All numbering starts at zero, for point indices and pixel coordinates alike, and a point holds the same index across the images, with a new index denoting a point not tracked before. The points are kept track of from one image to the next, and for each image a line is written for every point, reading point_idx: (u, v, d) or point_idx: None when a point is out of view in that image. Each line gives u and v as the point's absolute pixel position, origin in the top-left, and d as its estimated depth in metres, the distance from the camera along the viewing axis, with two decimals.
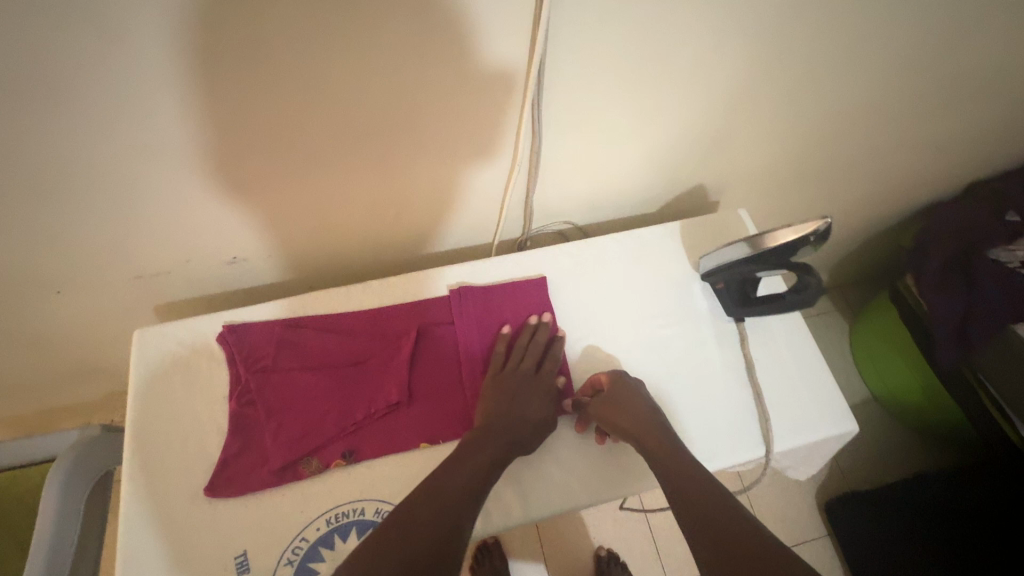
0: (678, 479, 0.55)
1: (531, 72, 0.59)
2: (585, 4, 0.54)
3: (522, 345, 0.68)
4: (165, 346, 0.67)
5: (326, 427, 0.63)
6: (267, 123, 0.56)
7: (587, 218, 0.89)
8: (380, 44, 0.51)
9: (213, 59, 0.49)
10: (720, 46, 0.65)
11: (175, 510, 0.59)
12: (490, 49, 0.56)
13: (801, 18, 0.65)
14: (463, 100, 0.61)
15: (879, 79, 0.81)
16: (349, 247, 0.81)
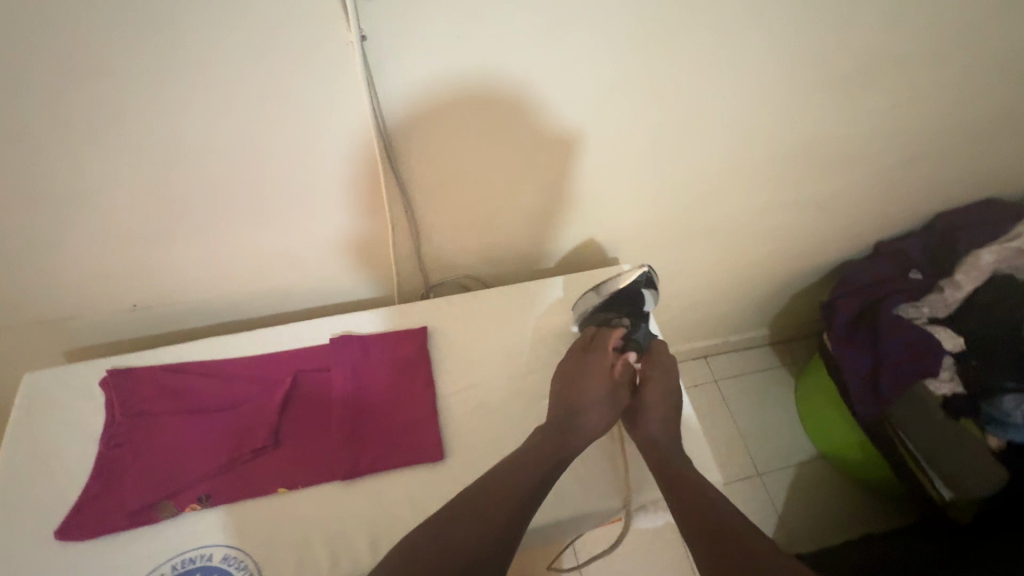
0: (687, 496, 0.59)
1: (375, 132, 0.65)
2: (418, 79, 0.61)
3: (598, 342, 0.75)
4: (47, 387, 0.70)
5: (187, 471, 0.64)
6: (139, 173, 0.63)
7: (489, 271, 0.94)
8: (229, 104, 0.58)
9: (76, 119, 0.56)
10: (567, 113, 0.72)
11: (25, 550, 0.60)
12: (338, 114, 0.62)
13: (641, 92, 0.72)
14: (325, 158, 0.67)
15: (744, 144, 0.87)
16: (252, 298, 0.85)
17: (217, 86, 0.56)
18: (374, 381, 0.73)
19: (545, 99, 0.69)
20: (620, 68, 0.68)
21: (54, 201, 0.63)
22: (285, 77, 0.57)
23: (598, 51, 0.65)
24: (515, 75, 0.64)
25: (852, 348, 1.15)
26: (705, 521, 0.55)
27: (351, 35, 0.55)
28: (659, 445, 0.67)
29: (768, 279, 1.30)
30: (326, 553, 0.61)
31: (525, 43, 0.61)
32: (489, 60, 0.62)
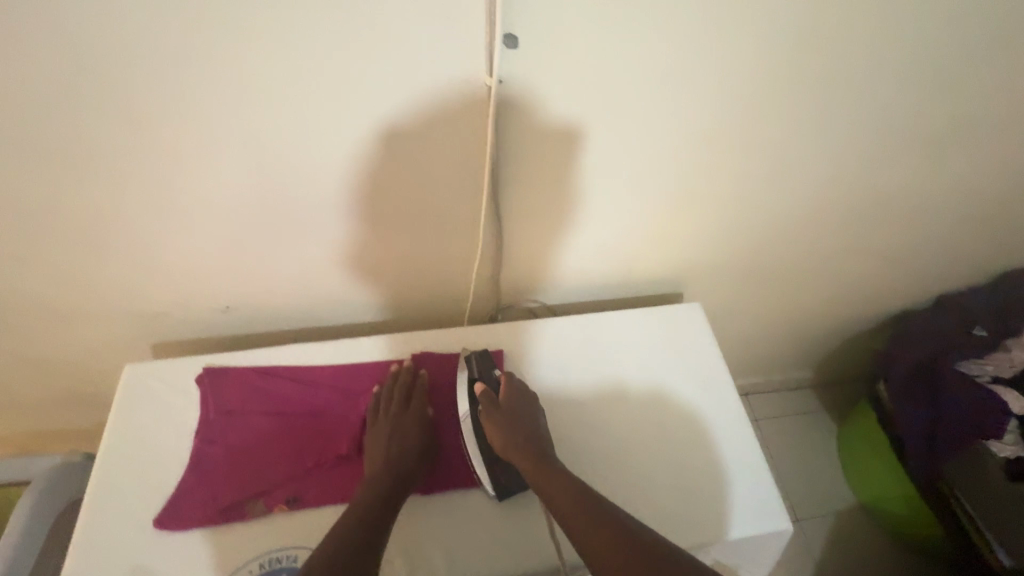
0: (577, 521, 0.59)
1: (487, 145, 0.68)
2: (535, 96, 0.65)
3: (404, 393, 0.73)
4: (147, 377, 0.74)
5: (276, 473, 0.67)
6: (262, 177, 0.68)
7: (557, 298, 0.97)
8: (350, 116, 0.63)
9: (223, 124, 0.61)
10: (658, 153, 0.76)
11: (123, 531, 0.63)
12: (452, 134, 0.67)
13: (730, 129, 0.76)
14: (432, 182, 0.72)
15: (817, 187, 0.90)
16: (333, 307, 0.89)
17: (358, 113, 0.63)
18: (452, 401, 0.76)
19: (640, 140, 0.74)
20: (715, 111, 0.73)
21: (186, 201, 0.69)
22: (420, 108, 0.64)
23: (698, 95, 0.70)
24: (619, 116, 0.70)
25: (910, 404, 1.13)
26: (597, 541, 0.57)
27: (488, 79, 0.61)
28: (557, 479, 0.63)
29: (820, 325, 1.30)
30: (402, 564, 0.63)
31: (635, 88, 0.67)
32: (600, 102, 0.67)
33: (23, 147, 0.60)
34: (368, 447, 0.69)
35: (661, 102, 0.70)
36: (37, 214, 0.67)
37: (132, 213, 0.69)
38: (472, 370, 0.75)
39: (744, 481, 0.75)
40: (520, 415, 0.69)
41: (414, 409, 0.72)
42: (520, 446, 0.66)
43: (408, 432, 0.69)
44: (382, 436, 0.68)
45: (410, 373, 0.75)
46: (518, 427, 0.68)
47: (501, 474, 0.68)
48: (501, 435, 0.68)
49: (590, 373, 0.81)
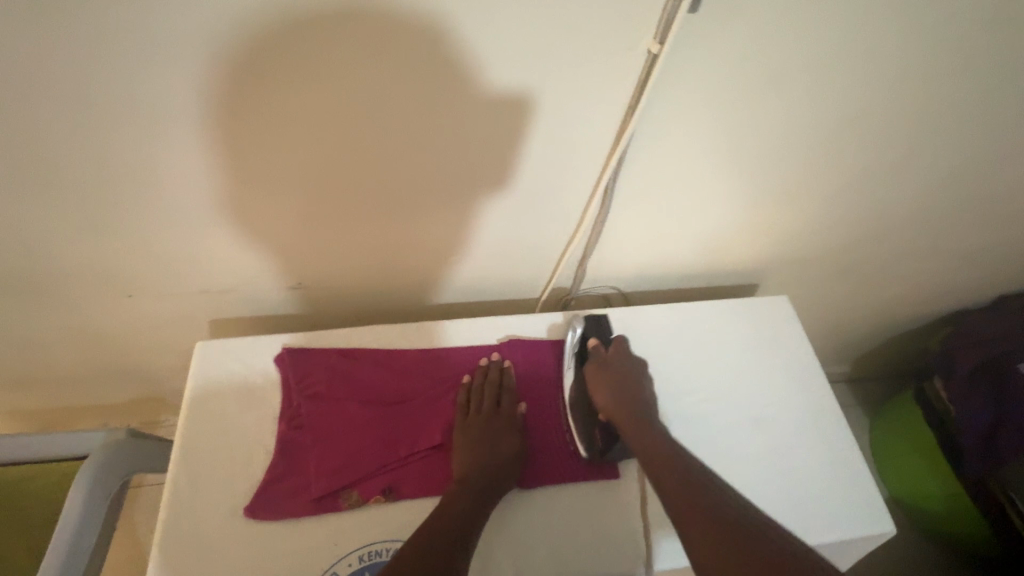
0: (663, 474, 0.59)
1: (626, 118, 0.62)
2: (688, 69, 0.58)
3: (496, 384, 0.70)
4: (225, 359, 0.70)
5: (369, 462, 0.64)
6: (362, 149, 0.61)
7: (634, 287, 0.95)
8: (414, 95, 0.56)
9: (335, 89, 0.54)
10: (789, 142, 0.71)
11: (210, 519, 0.60)
12: (583, 108, 0.60)
13: (864, 121, 0.70)
14: (549, 162, 0.67)
15: (933, 187, 0.85)
16: (408, 287, 0.86)
17: (498, 86, 0.56)
18: (544, 391, 0.73)
19: (776, 129, 0.69)
20: (862, 103, 0.67)
21: (280, 173, 0.63)
22: (566, 82, 0.57)
23: (852, 86, 0.65)
24: (766, 102, 0.64)
25: (972, 403, 1.11)
26: (677, 495, 0.56)
27: (656, 45, 0.54)
28: (656, 445, 0.62)
29: (881, 322, 1.27)
30: (507, 564, 0.61)
31: (796, 72, 0.61)
32: (751, 85, 0.62)
33: (113, 110, 0.53)
34: (457, 444, 0.65)
35: (815, 88, 0.64)
36: (119, 179, 0.60)
37: (222, 183, 0.63)
38: (587, 328, 0.76)
39: (845, 484, 0.73)
40: (626, 377, 0.69)
41: (507, 408, 0.68)
42: (626, 410, 0.67)
43: (499, 428, 0.66)
44: (479, 436, 0.65)
45: (498, 364, 0.72)
46: (624, 389, 0.68)
47: (599, 436, 0.68)
48: (606, 393, 0.69)
49: (677, 359, 0.79)
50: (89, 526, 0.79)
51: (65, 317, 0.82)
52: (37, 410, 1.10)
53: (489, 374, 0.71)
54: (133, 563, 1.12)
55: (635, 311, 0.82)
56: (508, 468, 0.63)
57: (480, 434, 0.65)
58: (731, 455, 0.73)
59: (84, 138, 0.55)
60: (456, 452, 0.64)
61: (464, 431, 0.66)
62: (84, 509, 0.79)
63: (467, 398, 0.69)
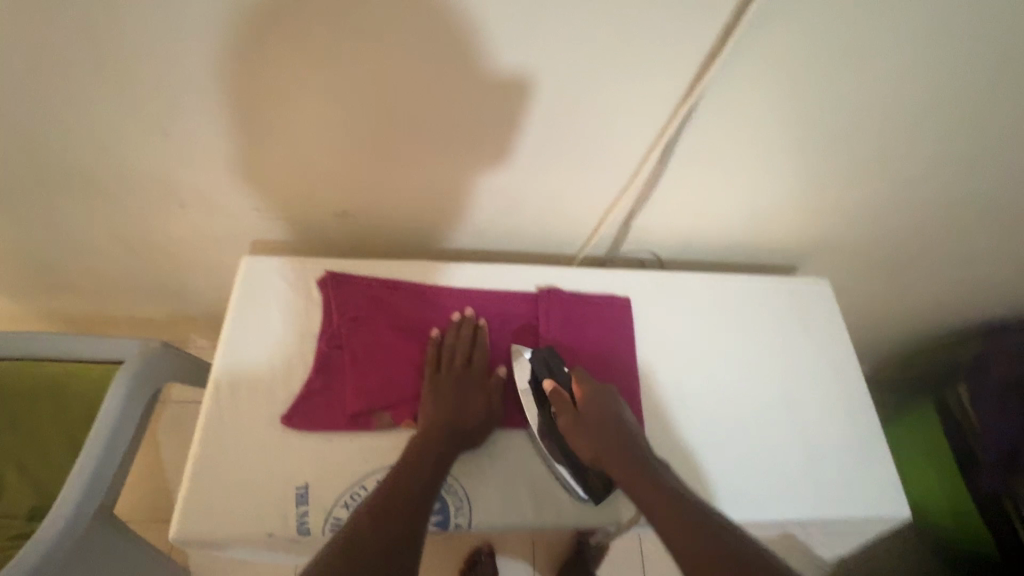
0: (674, 537, 0.50)
1: (703, 71, 0.60)
2: (776, 28, 0.56)
3: (466, 342, 0.68)
4: (270, 276, 0.71)
5: (403, 387, 0.65)
6: (432, 82, 0.60)
7: (672, 255, 0.94)
8: (489, 26, 0.54)
9: (416, 14, 0.52)
10: (865, 118, 0.68)
11: (251, 425, 0.62)
12: (659, 61, 0.59)
13: (945, 111, 0.68)
14: (616, 114, 0.66)
15: (1006, 187, 0.82)
16: (450, 230, 0.86)
17: (583, 23, 0.54)
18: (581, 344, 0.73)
19: (854, 101, 0.66)
20: (951, 89, 0.65)
21: (341, 95, 0.61)
22: (650, 23, 0.55)
23: (947, 68, 0.62)
24: (853, 67, 0.61)
25: (1000, 416, 1.09)
26: (690, 556, 0.49)
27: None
28: (664, 495, 0.54)
29: (912, 324, 1.25)
30: (530, 500, 0.63)
31: (893, 37, 0.58)
32: (840, 50, 0.59)
33: (191, 15, 0.52)
34: (425, 401, 0.64)
35: (910, 58, 0.60)
36: (180, 84, 0.60)
37: (285, 102, 0.62)
38: (537, 371, 0.67)
39: (866, 467, 0.73)
40: (602, 416, 0.62)
41: (477, 365, 0.67)
42: (613, 457, 0.59)
43: (462, 390, 0.64)
44: (446, 394, 0.64)
45: (471, 322, 0.70)
46: (606, 435, 0.61)
47: (597, 478, 0.63)
48: (591, 442, 0.61)
49: (711, 329, 0.79)
50: (121, 432, 0.82)
51: (114, 223, 0.84)
52: (73, 315, 1.13)
53: (460, 331, 0.69)
54: (158, 470, 1.18)
55: (673, 276, 0.82)
56: (476, 427, 0.63)
57: (443, 393, 0.64)
58: (756, 423, 0.74)
59: (160, 43, 0.55)
60: (423, 402, 0.64)
61: (433, 383, 0.65)
62: (119, 417, 0.81)
63: (435, 353, 0.67)
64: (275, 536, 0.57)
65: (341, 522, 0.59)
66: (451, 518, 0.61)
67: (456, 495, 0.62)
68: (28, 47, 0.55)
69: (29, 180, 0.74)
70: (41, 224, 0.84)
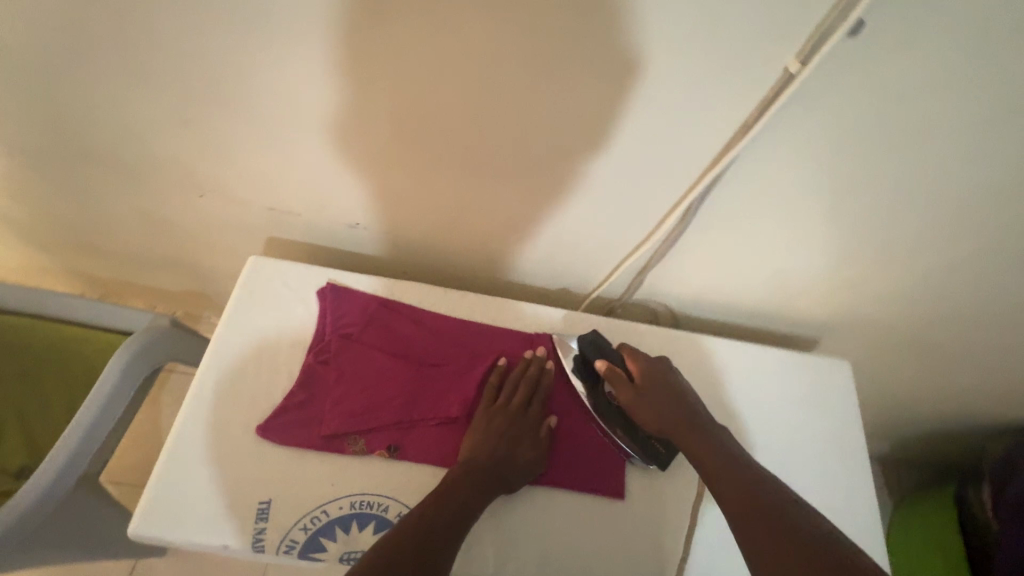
0: (728, 489, 0.51)
1: (737, 137, 0.57)
2: (819, 102, 0.53)
3: (519, 383, 0.67)
4: (272, 278, 0.71)
5: (383, 414, 0.63)
6: (453, 110, 0.59)
7: (686, 309, 0.90)
8: (513, 64, 0.52)
9: (440, 44, 0.51)
10: (910, 201, 0.63)
11: (225, 428, 0.62)
12: (690, 119, 0.56)
13: (1002, 205, 0.62)
14: (639, 164, 0.63)
15: None
16: (461, 253, 0.84)
17: (612, 73, 0.52)
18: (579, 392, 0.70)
19: (899, 183, 0.61)
20: (1010, 183, 0.59)
21: (364, 113, 0.61)
22: (685, 83, 0.52)
23: (1007, 161, 0.56)
24: (900, 151, 0.57)
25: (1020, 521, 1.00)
26: (739, 505, 0.49)
27: (798, 65, 0.49)
28: (720, 455, 0.55)
29: (942, 412, 1.17)
30: (493, 553, 0.61)
31: (947, 124, 0.53)
32: (888, 132, 0.55)
33: (221, 19, 0.53)
34: (475, 429, 0.63)
35: (965, 148, 0.56)
36: (208, 80, 0.60)
37: (307, 110, 0.62)
38: (585, 348, 0.67)
39: None
40: (664, 390, 0.62)
41: (538, 406, 0.66)
42: (673, 424, 0.60)
43: (519, 426, 0.64)
44: (500, 428, 0.63)
45: (540, 360, 0.69)
46: (664, 403, 0.61)
47: (660, 445, 0.65)
48: (650, 412, 0.61)
49: (714, 397, 0.75)
50: (116, 401, 0.82)
51: (139, 200, 0.86)
52: (98, 278, 1.17)
53: (529, 367, 0.68)
54: (152, 439, 1.20)
55: (681, 336, 0.79)
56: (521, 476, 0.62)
57: (499, 423, 0.63)
58: None
59: (191, 41, 0.56)
60: (472, 432, 0.63)
61: (486, 415, 0.64)
62: (116, 386, 0.81)
63: (496, 385, 0.66)
64: (229, 548, 0.57)
65: (296, 546, 0.57)
66: None
67: None
68: (69, 31, 0.57)
69: (64, 150, 0.77)
70: (72, 191, 0.87)
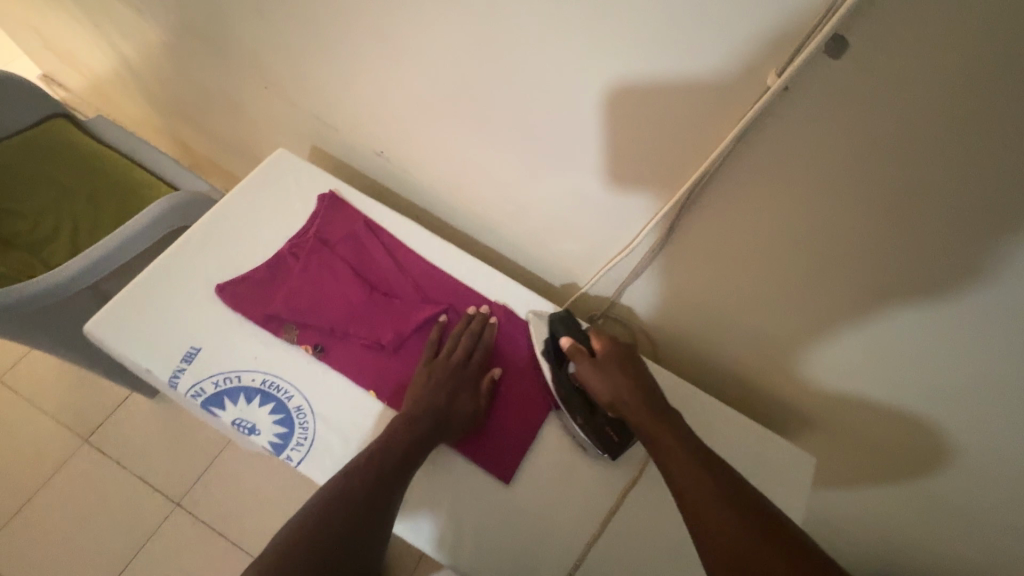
0: (676, 468, 0.52)
1: (714, 153, 0.52)
2: (805, 130, 0.46)
3: (460, 337, 0.68)
4: (287, 171, 0.77)
5: (323, 317, 0.67)
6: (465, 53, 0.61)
7: (672, 349, 0.80)
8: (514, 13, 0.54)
9: None
10: (918, 309, 0.52)
11: (191, 275, 0.68)
12: (676, 123, 0.53)
13: None
14: (630, 164, 0.60)
15: None
16: (467, 213, 0.86)
17: (607, 50, 0.52)
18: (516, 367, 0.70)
19: (902, 281, 0.51)
20: None
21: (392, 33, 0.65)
22: (669, 76, 0.50)
23: None
24: (903, 230, 0.47)
25: None
26: (692, 488, 0.49)
27: (773, 76, 0.44)
28: (674, 433, 0.55)
29: None
30: None
31: (955, 214, 0.44)
32: (885, 199, 0.46)
33: None
34: (415, 383, 0.64)
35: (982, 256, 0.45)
36: None
37: (349, 20, 0.67)
38: (555, 329, 0.66)
39: None
40: (625, 370, 0.61)
41: (476, 361, 0.67)
42: (631, 402, 0.59)
43: (459, 384, 0.65)
44: (436, 383, 0.64)
45: (483, 318, 0.70)
46: (625, 377, 0.61)
47: (613, 433, 0.64)
48: (609, 387, 0.61)
49: None
50: (143, 238, 0.92)
51: (223, 80, 0.97)
52: (193, 151, 1.33)
53: (471, 325, 0.69)
54: None
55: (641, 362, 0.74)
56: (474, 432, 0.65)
57: (437, 378, 0.64)
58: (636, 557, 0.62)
59: None
60: (412, 384, 0.64)
61: (427, 366, 0.65)
62: (148, 225, 0.92)
63: (438, 338, 0.67)
64: (150, 372, 0.63)
65: (201, 394, 0.62)
66: (286, 449, 0.61)
67: (304, 432, 0.62)
68: None
69: (177, 18, 0.89)
70: (177, 57, 1.00)
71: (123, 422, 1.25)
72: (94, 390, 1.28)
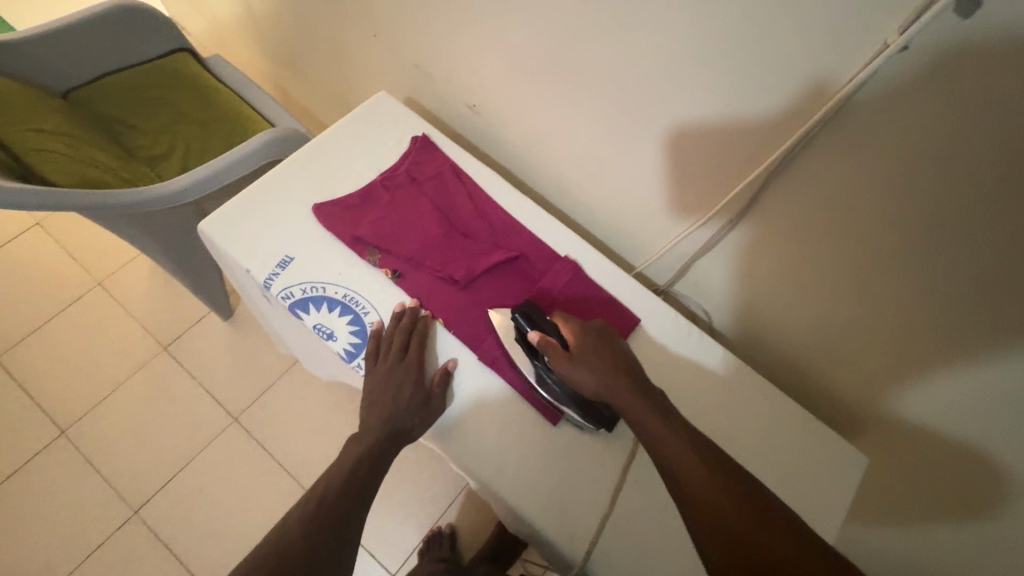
0: (666, 451, 0.51)
1: (813, 119, 0.52)
2: (915, 99, 0.46)
3: (403, 331, 0.67)
4: (387, 111, 0.83)
5: (404, 245, 0.72)
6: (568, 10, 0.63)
7: (732, 329, 0.82)
8: None
9: None
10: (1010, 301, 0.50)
11: (293, 192, 0.75)
12: (777, 88, 0.54)
13: None
14: (721, 132, 0.61)
15: None
16: (546, 173, 0.88)
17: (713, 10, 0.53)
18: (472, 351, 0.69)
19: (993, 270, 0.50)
20: None
21: None
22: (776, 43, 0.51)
23: None
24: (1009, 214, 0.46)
25: None
26: (682, 472, 0.49)
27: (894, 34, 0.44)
28: (658, 417, 0.54)
29: None
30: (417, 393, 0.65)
31: None
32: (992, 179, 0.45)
33: None
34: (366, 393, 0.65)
35: None
36: None
37: None
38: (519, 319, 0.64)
39: None
40: (601, 360, 0.59)
41: (419, 355, 0.66)
42: (615, 392, 0.57)
43: (398, 383, 0.64)
44: (382, 386, 0.64)
45: (414, 314, 0.68)
46: (606, 366, 0.58)
47: (602, 408, 0.64)
48: (590, 380, 0.58)
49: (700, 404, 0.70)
50: (245, 165, 1.01)
51: (333, 28, 1.04)
52: (293, 98, 1.42)
53: (401, 324, 0.67)
54: None
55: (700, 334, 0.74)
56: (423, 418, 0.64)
57: (382, 382, 0.64)
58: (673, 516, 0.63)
59: None
60: (365, 391, 0.65)
61: (374, 369, 0.65)
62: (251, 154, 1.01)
63: (375, 343, 0.66)
64: (250, 273, 0.69)
65: (290, 298, 0.68)
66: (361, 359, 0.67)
67: None
68: None
69: None
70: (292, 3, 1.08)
71: (199, 337, 1.37)
72: (177, 306, 1.40)
